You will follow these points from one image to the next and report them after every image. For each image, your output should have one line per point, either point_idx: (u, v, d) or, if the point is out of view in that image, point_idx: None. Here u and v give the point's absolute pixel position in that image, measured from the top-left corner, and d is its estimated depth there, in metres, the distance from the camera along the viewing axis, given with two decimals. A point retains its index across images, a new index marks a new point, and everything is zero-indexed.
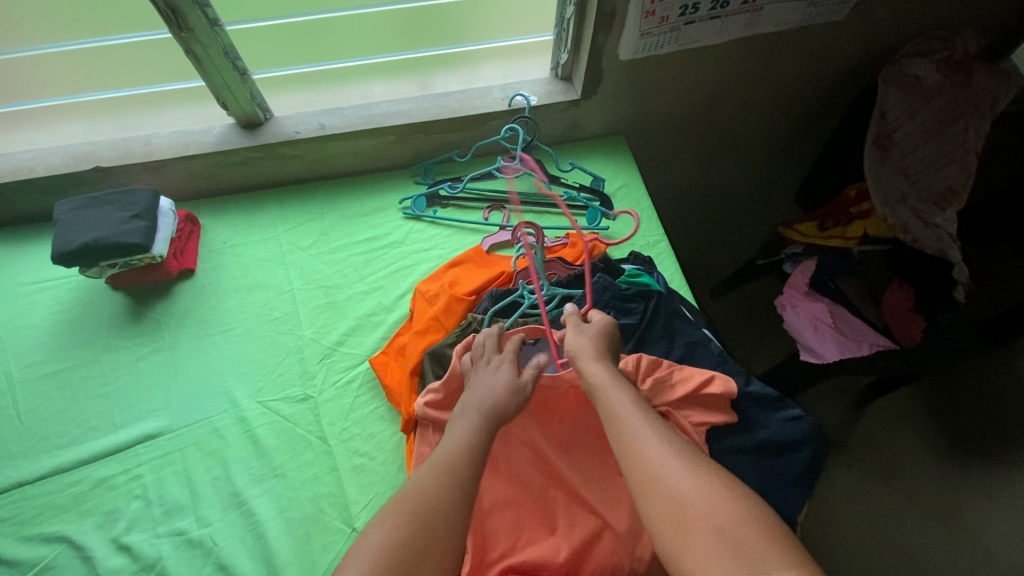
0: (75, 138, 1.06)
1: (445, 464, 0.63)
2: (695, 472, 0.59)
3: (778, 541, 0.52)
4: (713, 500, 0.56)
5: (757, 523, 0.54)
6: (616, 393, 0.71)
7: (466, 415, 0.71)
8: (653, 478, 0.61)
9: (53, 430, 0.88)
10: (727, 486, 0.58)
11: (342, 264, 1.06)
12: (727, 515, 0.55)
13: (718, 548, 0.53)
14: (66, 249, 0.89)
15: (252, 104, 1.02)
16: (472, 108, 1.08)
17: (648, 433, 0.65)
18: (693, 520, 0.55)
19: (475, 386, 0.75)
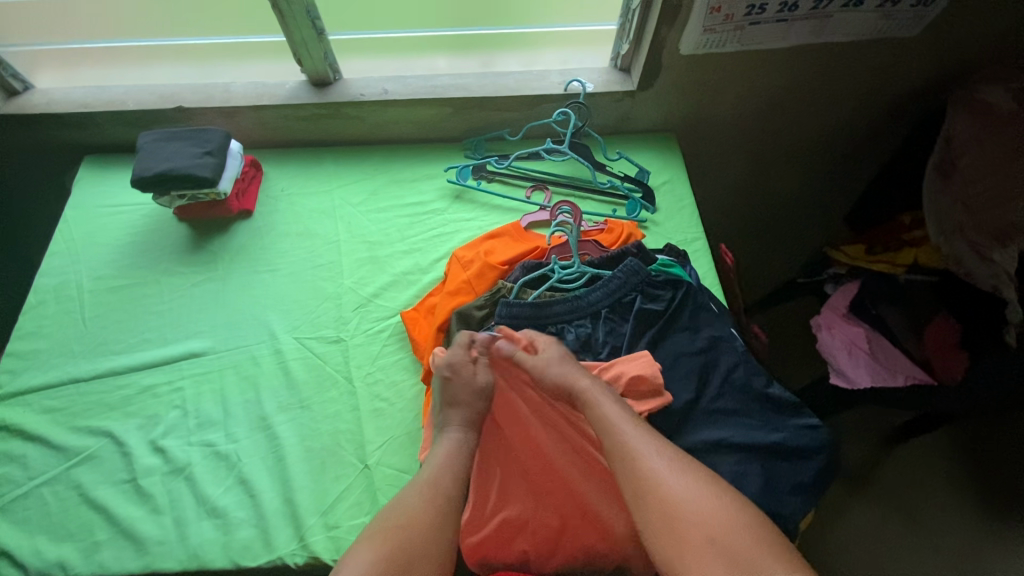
0: (165, 79, 1.16)
1: (431, 494, 0.69)
2: (688, 482, 0.64)
3: (767, 546, 0.58)
4: (705, 513, 0.61)
5: (746, 531, 0.59)
6: (608, 402, 0.74)
7: (444, 439, 0.76)
8: (651, 486, 0.64)
9: (111, 337, 0.97)
10: (718, 495, 0.63)
11: (387, 224, 1.11)
12: (719, 525, 0.60)
13: (711, 558, 0.58)
14: (146, 174, 0.97)
15: (323, 63, 1.09)
16: (529, 89, 1.12)
17: (643, 443, 0.68)
18: (686, 531, 0.60)
19: (451, 403, 0.79)
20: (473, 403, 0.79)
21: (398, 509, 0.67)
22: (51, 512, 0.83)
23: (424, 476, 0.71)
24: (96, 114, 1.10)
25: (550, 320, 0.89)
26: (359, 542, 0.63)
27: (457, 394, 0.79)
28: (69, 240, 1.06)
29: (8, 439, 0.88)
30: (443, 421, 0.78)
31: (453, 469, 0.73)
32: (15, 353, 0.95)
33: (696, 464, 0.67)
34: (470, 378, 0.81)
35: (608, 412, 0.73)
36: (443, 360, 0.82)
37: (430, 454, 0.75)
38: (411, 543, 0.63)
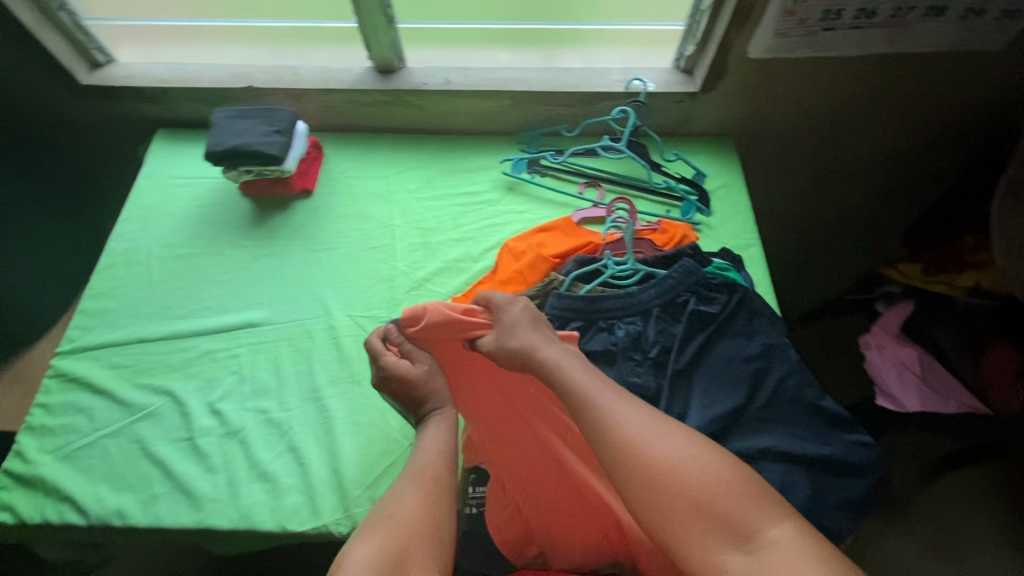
0: (237, 60, 1.20)
1: (417, 478, 0.70)
2: (666, 445, 0.62)
3: (755, 502, 0.58)
4: (687, 477, 0.59)
5: (732, 491, 0.58)
6: (575, 367, 0.73)
7: (432, 421, 0.79)
8: (632, 454, 0.62)
9: (176, 303, 1.01)
10: (698, 458, 0.61)
11: (441, 211, 1.13)
12: (705, 489, 0.58)
13: (700, 523, 0.57)
14: (218, 148, 1.01)
15: (390, 51, 1.11)
16: (590, 86, 1.13)
17: (621, 409, 0.66)
18: (672, 500, 0.59)
19: (411, 401, 0.81)
20: (431, 391, 0.81)
21: (392, 500, 0.68)
22: (113, 463, 0.87)
23: (416, 462, 0.73)
24: (173, 90, 1.15)
25: (601, 315, 0.89)
26: (360, 536, 0.63)
27: (414, 388, 0.80)
28: (140, 208, 1.11)
29: (77, 390, 0.93)
30: (424, 411, 0.81)
31: (439, 449, 0.75)
32: (85, 311, 1.00)
33: (669, 423, 0.65)
34: (409, 370, 0.81)
35: (573, 376, 0.71)
36: (377, 374, 0.83)
37: (419, 438, 0.77)
38: (409, 527, 0.64)
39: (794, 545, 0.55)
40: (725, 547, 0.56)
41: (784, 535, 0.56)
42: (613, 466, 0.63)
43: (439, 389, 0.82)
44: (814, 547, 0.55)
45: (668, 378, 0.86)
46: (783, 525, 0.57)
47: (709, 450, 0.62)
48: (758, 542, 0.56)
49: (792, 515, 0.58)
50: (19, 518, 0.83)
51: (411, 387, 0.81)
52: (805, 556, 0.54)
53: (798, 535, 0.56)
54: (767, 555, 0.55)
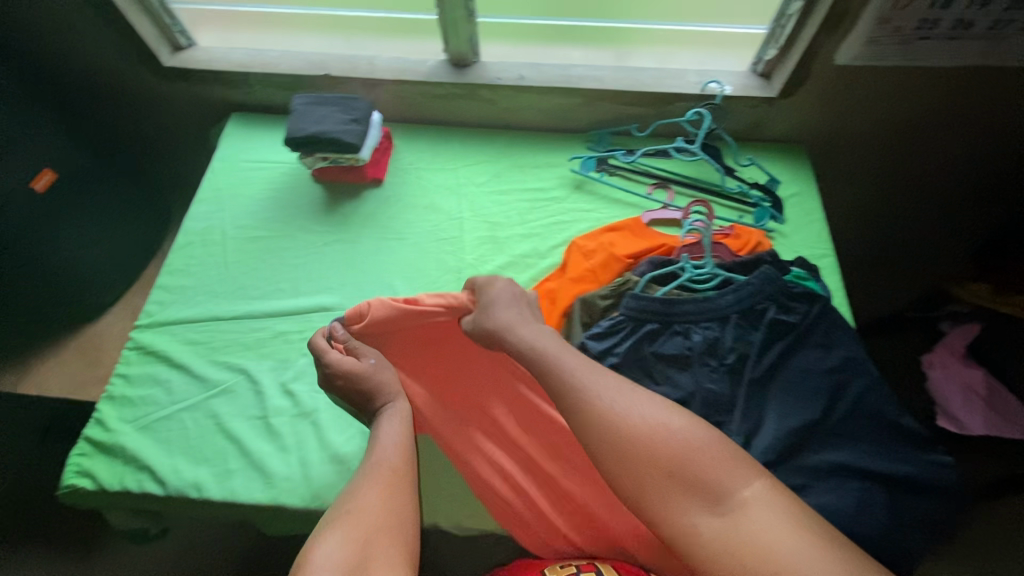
0: (313, 47, 1.22)
1: (382, 470, 0.72)
2: (635, 411, 0.64)
3: (730, 468, 0.58)
4: (658, 442, 0.61)
5: (702, 452, 0.59)
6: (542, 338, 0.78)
7: (388, 414, 0.82)
8: (603, 425, 0.64)
9: (251, 284, 1.03)
10: (667, 423, 0.62)
11: (509, 206, 1.13)
12: (674, 453, 0.60)
13: (672, 487, 0.59)
14: (297, 133, 1.02)
15: (467, 45, 1.12)
16: (665, 86, 1.12)
17: (586, 383, 0.68)
18: (644, 467, 0.60)
19: (363, 397, 0.84)
20: (380, 383, 0.85)
21: (353, 496, 0.68)
22: (189, 436, 0.89)
23: (376, 456, 0.74)
24: (251, 74, 1.17)
25: (677, 319, 0.88)
26: (319, 533, 0.63)
27: (363, 381, 0.84)
28: (215, 189, 1.14)
29: (156, 363, 0.96)
30: (377, 404, 0.84)
31: (398, 441, 0.77)
32: (164, 287, 1.03)
33: (641, 392, 0.67)
34: (360, 366, 0.85)
35: (546, 351, 0.75)
36: (326, 378, 0.86)
37: (376, 432, 0.79)
38: (369, 517, 0.65)
39: (770, 500, 0.56)
40: (699, 511, 0.57)
41: (758, 495, 0.56)
42: (586, 437, 0.65)
43: (391, 381, 0.86)
44: (791, 506, 0.56)
45: (743, 387, 0.85)
46: (759, 487, 0.57)
47: (681, 414, 0.64)
48: (732, 503, 0.56)
49: (765, 475, 0.59)
50: (99, 485, 0.85)
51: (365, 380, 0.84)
52: (780, 513, 0.55)
53: (774, 493, 0.57)
54: (741, 516, 0.55)
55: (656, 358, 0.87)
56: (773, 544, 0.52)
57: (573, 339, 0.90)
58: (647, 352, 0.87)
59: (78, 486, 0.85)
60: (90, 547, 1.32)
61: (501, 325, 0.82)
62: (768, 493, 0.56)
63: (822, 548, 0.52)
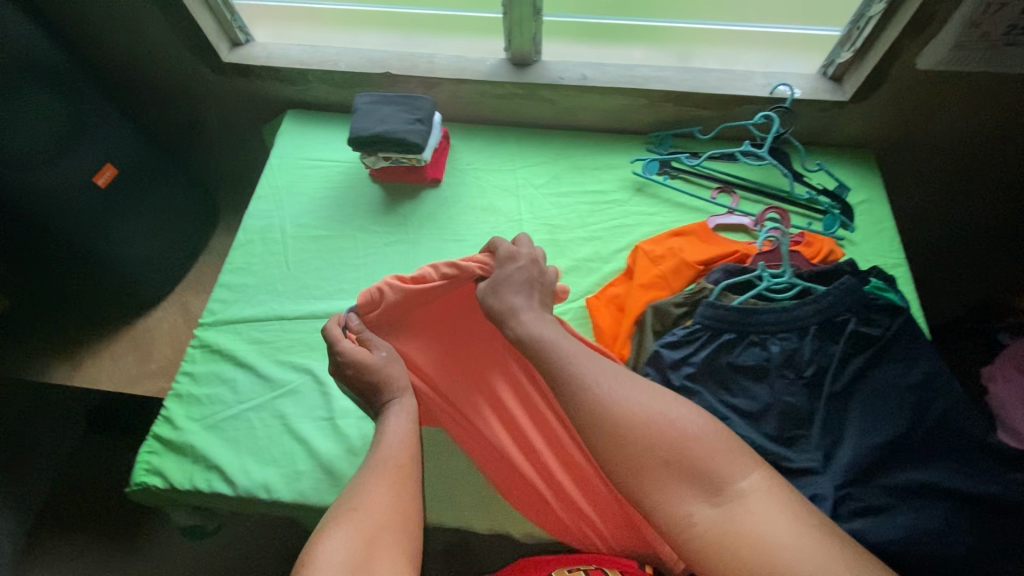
0: (371, 45, 1.21)
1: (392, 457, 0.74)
2: (635, 400, 0.68)
3: (727, 458, 0.64)
4: (658, 431, 0.65)
5: (700, 442, 0.64)
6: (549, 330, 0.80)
7: (394, 407, 0.81)
8: (606, 416, 0.68)
9: (313, 283, 1.03)
10: (665, 413, 0.67)
11: (568, 209, 1.11)
12: (675, 444, 0.65)
13: (671, 475, 0.64)
14: (364, 133, 1.02)
15: (531, 44, 1.10)
16: (733, 88, 1.09)
17: (589, 373, 0.72)
18: (643, 456, 0.65)
19: (369, 389, 0.84)
20: (387, 377, 0.84)
21: (361, 489, 0.70)
22: (256, 437, 0.89)
23: (383, 451, 0.75)
24: (310, 71, 1.16)
25: (753, 329, 0.86)
26: (332, 524, 0.65)
27: (370, 373, 0.84)
28: (274, 186, 1.13)
29: (221, 362, 0.95)
30: (383, 398, 0.83)
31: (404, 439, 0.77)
32: (227, 285, 1.03)
33: (640, 383, 0.71)
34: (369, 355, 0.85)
35: (548, 339, 0.78)
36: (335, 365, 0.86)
37: (382, 426, 0.79)
38: (382, 510, 0.68)
39: (764, 489, 0.61)
40: (696, 500, 0.62)
41: (754, 486, 0.62)
42: (587, 426, 0.69)
43: (399, 376, 0.85)
44: (781, 494, 0.62)
45: (822, 401, 0.83)
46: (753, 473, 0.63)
47: (678, 405, 0.68)
48: (728, 494, 0.61)
49: (761, 465, 0.64)
50: (170, 483, 0.86)
51: (374, 368, 0.84)
52: (774, 501, 0.60)
53: (768, 483, 0.63)
54: (737, 505, 0.61)
55: (730, 369, 0.86)
56: (766, 531, 0.58)
57: (646, 348, 0.88)
58: (723, 363, 0.86)
59: (150, 484, 0.86)
60: (135, 540, 1.32)
61: (506, 308, 0.83)
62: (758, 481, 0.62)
63: (814, 534, 0.57)
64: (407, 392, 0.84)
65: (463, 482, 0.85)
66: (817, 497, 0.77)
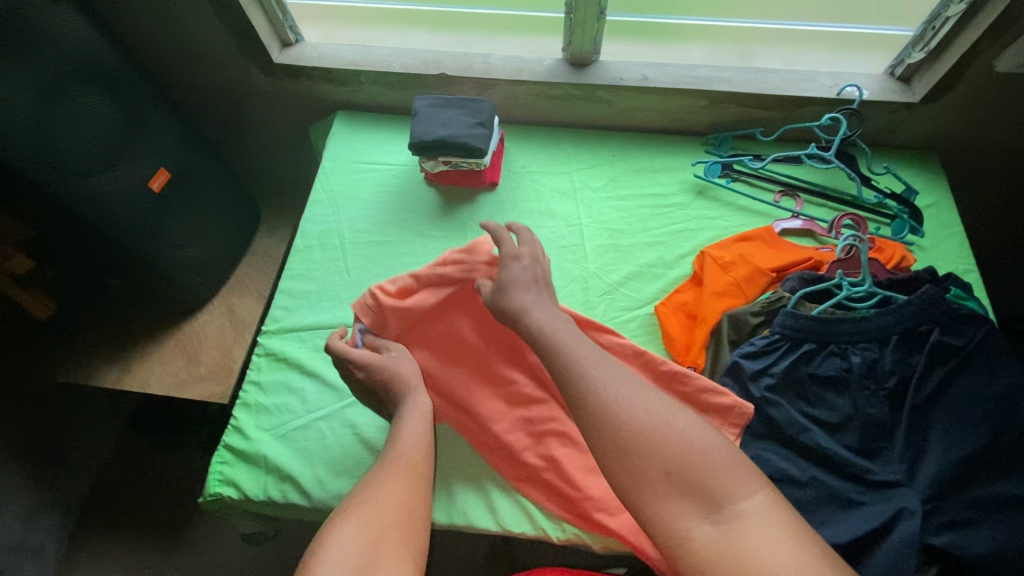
0: (424, 45, 1.19)
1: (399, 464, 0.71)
2: (639, 407, 0.64)
3: (732, 472, 0.60)
4: (660, 439, 0.61)
5: (702, 455, 0.60)
6: (557, 326, 0.76)
7: (408, 405, 0.80)
8: (608, 420, 0.64)
9: None
10: (671, 423, 0.63)
11: (629, 213, 1.09)
12: (675, 454, 0.61)
13: (670, 488, 0.59)
14: (426, 138, 1.01)
15: (591, 44, 1.08)
16: (798, 89, 1.07)
17: (596, 376, 0.68)
18: (643, 464, 0.61)
19: (382, 388, 0.84)
20: (399, 379, 0.83)
21: (369, 488, 0.68)
22: (328, 447, 0.88)
23: (395, 454, 0.73)
24: (363, 72, 1.14)
25: (834, 339, 0.85)
26: (335, 521, 0.64)
27: (382, 372, 0.84)
28: (329, 191, 1.12)
29: (287, 371, 0.94)
30: (397, 403, 0.82)
31: (411, 440, 0.75)
32: (288, 292, 1.01)
33: (646, 388, 0.67)
34: (380, 362, 0.84)
35: (555, 339, 0.73)
36: (352, 371, 0.86)
37: (396, 425, 0.78)
38: (388, 511, 0.66)
39: (766, 512, 0.57)
40: (693, 515, 0.58)
41: (756, 507, 0.58)
42: (588, 429, 0.65)
43: (408, 371, 0.84)
44: (785, 520, 0.57)
45: (906, 413, 0.81)
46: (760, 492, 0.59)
47: (682, 415, 0.64)
48: (728, 513, 0.57)
49: (765, 485, 0.60)
50: (244, 494, 0.85)
51: (389, 371, 0.84)
52: (777, 527, 0.56)
53: (773, 505, 0.58)
54: (736, 526, 0.56)
55: (811, 380, 0.85)
56: (764, 556, 0.54)
57: (724, 359, 0.88)
58: (804, 374, 0.85)
59: (224, 495, 0.85)
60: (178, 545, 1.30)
61: (516, 307, 0.79)
62: (766, 498, 0.59)
63: (817, 563, 0.53)
64: (420, 391, 0.82)
65: (482, 483, 0.84)
66: (904, 510, 0.76)
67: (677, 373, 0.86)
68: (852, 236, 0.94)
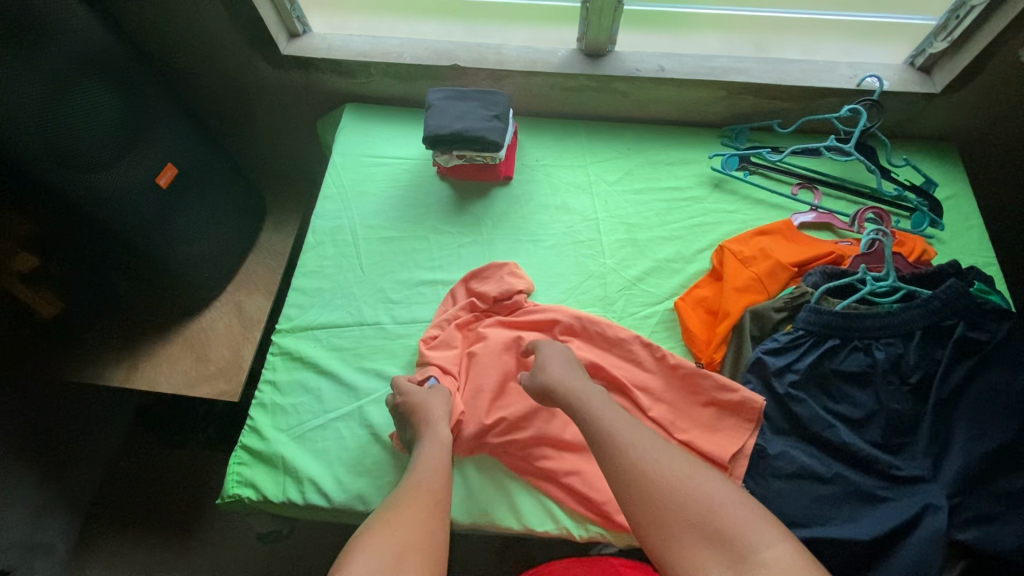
0: (436, 36, 1.16)
1: (421, 492, 0.70)
2: (661, 461, 0.66)
3: (756, 522, 0.60)
4: (684, 495, 0.63)
5: (725, 507, 0.61)
6: (599, 401, 0.76)
7: (428, 435, 0.78)
8: (634, 475, 0.66)
9: (389, 286, 1.00)
10: (693, 478, 0.64)
11: (645, 207, 1.07)
12: (698, 508, 0.62)
13: (694, 538, 0.60)
14: (440, 132, 0.99)
15: (607, 34, 1.06)
16: (818, 80, 1.05)
17: (619, 433, 0.70)
18: (669, 518, 0.62)
19: (408, 418, 0.81)
20: (429, 409, 0.80)
21: (391, 510, 0.67)
22: (347, 447, 0.86)
23: (412, 482, 0.72)
24: (373, 64, 1.12)
25: (858, 334, 0.85)
26: (358, 542, 0.62)
27: (414, 406, 0.81)
28: (339, 185, 1.09)
29: (304, 370, 0.93)
30: (420, 430, 0.79)
31: (437, 469, 0.74)
32: (301, 289, 1.00)
33: (668, 445, 0.69)
34: (421, 394, 0.83)
35: (583, 399, 0.76)
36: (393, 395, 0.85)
37: (416, 455, 0.77)
38: (411, 531, 0.64)
39: (787, 562, 0.56)
40: (716, 564, 0.58)
41: (779, 557, 0.57)
42: (615, 485, 0.67)
43: (438, 408, 0.81)
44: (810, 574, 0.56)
45: (931, 408, 0.81)
46: (785, 541, 0.58)
47: (704, 471, 0.66)
48: (751, 563, 0.57)
49: (789, 537, 0.59)
50: (263, 495, 0.83)
51: (425, 403, 0.81)
52: None
53: (798, 557, 0.57)
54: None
55: (835, 375, 0.85)
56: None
57: (747, 356, 0.88)
58: (827, 370, 0.84)
59: (242, 496, 0.84)
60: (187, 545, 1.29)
61: (561, 379, 0.79)
62: (790, 548, 0.58)
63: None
64: (442, 423, 0.79)
65: (503, 484, 0.83)
66: (931, 505, 0.75)
67: (693, 374, 0.87)
68: (875, 231, 0.93)
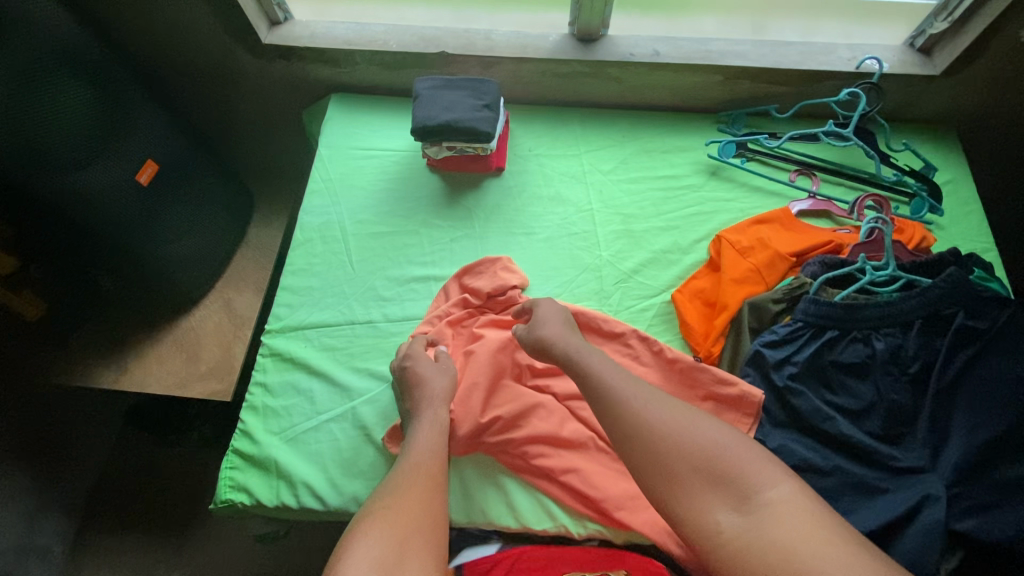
0: (422, 23, 1.13)
1: (423, 472, 0.69)
2: (660, 411, 0.65)
3: (759, 463, 0.58)
4: (687, 441, 0.61)
5: (726, 450, 0.60)
6: (594, 354, 0.77)
7: (426, 413, 0.78)
8: (637, 424, 0.64)
9: (380, 283, 0.98)
10: (694, 425, 0.63)
11: (641, 196, 1.05)
12: (701, 451, 0.60)
13: (698, 481, 0.59)
14: (429, 122, 0.96)
15: (600, 18, 1.03)
16: (815, 63, 1.03)
17: (616, 388, 0.69)
18: (671, 462, 0.61)
19: (408, 389, 0.81)
20: (432, 381, 0.81)
21: (387, 494, 0.66)
22: (341, 449, 0.85)
23: (410, 459, 0.72)
24: (358, 52, 1.08)
25: (857, 325, 0.84)
26: (358, 529, 0.60)
27: (417, 374, 0.82)
28: (327, 179, 1.06)
29: (295, 371, 0.91)
30: (420, 404, 0.79)
31: (434, 446, 0.74)
32: (290, 288, 0.97)
33: (667, 396, 0.68)
34: (424, 363, 0.83)
35: (579, 358, 0.76)
36: (399, 356, 0.86)
37: (412, 431, 0.76)
38: (411, 513, 0.63)
39: (792, 502, 0.55)
40: (721, 507, 0.57)
41: (783, 496, 0.55)
42: (617, 436, 0.66)
43: (441, 382, 0.82)
44: (814, 511, 0.54)
45: (930, 398, 0.80)
46: (790, 481, 0.57)
47: (704, 418, 0.64)
48: (756, 502, 0.55)
49: (793, 477, 0.57)
50: (256, 500, 0.82)
51: (428, 371, 0.82)
52: (808, 517, 0.53)
53: (802, 496, 0.56)
54: (765, 515, 0.54)
55: (834, 367, 0.83)
56: (794, 542, 0.52)
57: (744, 349, 0.87)
58: (826, 361, 0.83)
59: (235, 502, 0.82)
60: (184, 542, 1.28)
61: (556, 334, 0.81)
62: (796, 486, 0.56)
63: (846, 548, 0.51)
64: (439, 405, 0.80)
65: (500, 486, 0.82)
66: (930, 497, 0.74)
67: (692, 369, 0.86)
68: (875, 219, 0.91)
